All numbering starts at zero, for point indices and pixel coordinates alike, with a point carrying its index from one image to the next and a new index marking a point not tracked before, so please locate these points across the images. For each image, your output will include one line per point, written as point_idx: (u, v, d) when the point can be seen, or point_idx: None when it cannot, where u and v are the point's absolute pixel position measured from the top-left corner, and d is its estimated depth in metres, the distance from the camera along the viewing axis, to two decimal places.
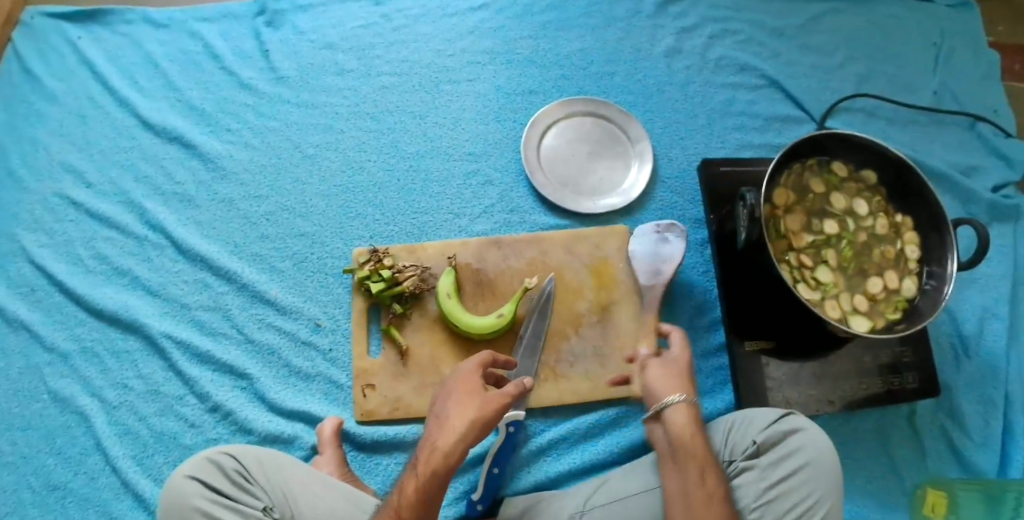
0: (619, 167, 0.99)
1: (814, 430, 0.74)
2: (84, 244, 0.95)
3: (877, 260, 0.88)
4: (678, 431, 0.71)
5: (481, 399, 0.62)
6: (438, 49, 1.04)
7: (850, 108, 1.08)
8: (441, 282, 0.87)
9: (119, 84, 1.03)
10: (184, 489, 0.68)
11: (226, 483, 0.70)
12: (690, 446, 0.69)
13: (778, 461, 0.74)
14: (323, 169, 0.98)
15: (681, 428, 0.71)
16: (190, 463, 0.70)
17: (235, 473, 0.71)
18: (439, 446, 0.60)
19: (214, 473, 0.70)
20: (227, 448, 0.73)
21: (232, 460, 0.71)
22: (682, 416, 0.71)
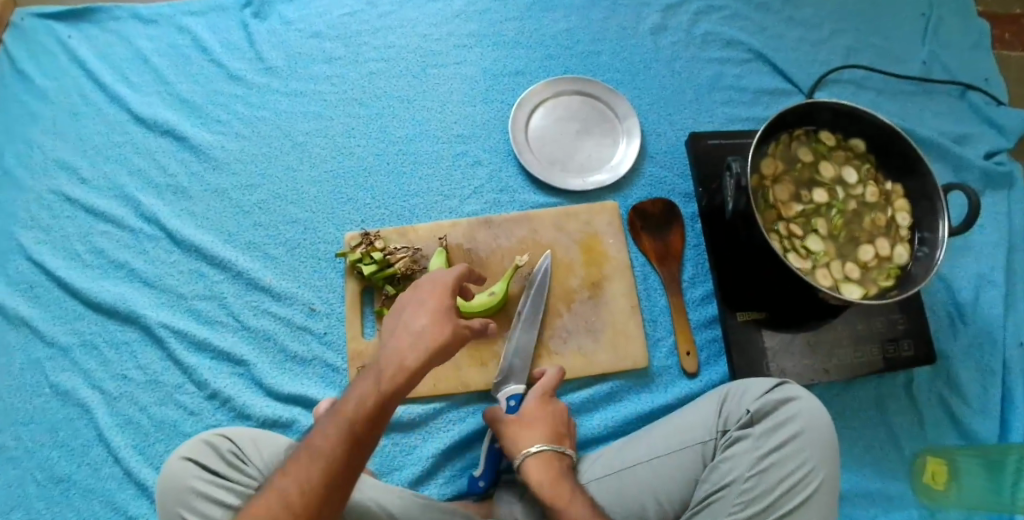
0: (608, 144, 0.99)
1: (810, 399, 0.73)
2: (81, 240, 0.96)
3: (868, 228, 0.88)
4: (546, 474, 0.70)
5: (436, 339, 0.62)
6: (424, 34, 1.05)
7: (838, 80, 1.08)
8: (432, 263, 0.87)
9: (110, 81, 1.03)
10: (180, 470, 0.68)
11: (222, 464, 0.70)
12: (567, 485, 0.69)
13: (772, 430, 0.72)
14: (313, 155, 0.99)
15: (544, 476, 0.71)
16: (187, 445, 0.70)
17: (231, 454, 0.71)
18: (378, 392, 0.58)
19: (211, 455, 0.70)
20: (222, 430, 0.73)
21: (227, 442, 0.72)
22: (547, 459, 0.72)
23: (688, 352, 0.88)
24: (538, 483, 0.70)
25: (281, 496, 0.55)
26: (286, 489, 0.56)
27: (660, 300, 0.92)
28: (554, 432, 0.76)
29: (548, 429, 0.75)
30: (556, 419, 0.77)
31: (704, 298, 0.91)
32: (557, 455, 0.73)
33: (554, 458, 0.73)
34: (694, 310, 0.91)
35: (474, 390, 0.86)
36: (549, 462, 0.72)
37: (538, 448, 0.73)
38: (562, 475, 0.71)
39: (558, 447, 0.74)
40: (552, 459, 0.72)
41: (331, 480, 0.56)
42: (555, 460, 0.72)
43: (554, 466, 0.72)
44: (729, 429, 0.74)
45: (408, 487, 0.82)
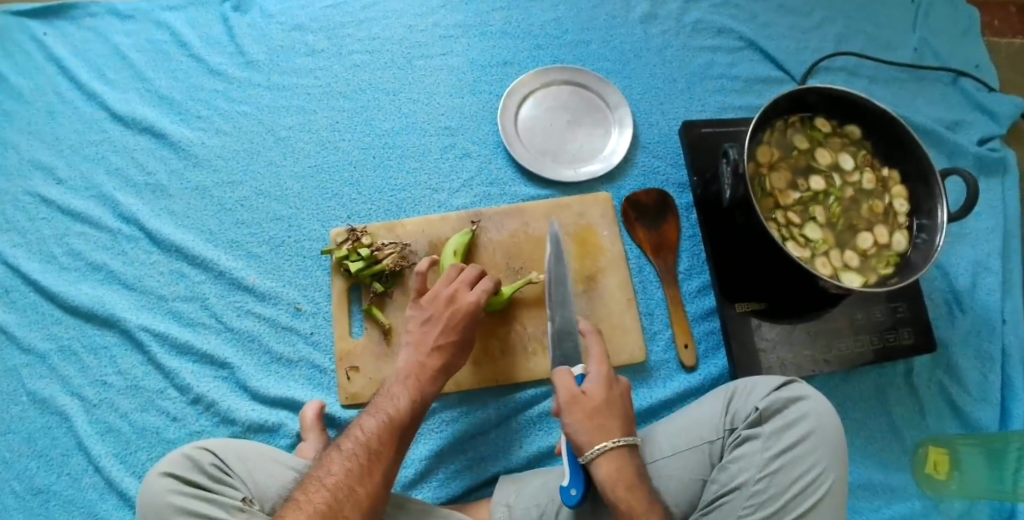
0: (600, 134, 0.97)
1: (817, 398, 0.72)
2: (57, 241, 0.91)
3: (866, 215, 0.86)
4: (621, 473, 0.64)
5: (465, 341, 0.77)
6: (409, 25, 1.02)
7: (830, 68, 1.07)
8: (453, 239, 0.86)
9: (86, 78, 0.99)
10: (161, 486, 0.65)
11: (203, 477, 0.67)
12: (641, 488, 0.64)
13: (782, 430, 0.70)
14: (296, 150, 0.95)
15: (617, 475, 0.64)
16: (167, 459, 0.67)
17: (213, 467, 0.68)
18: (422, 383, 0.74)
19: (191, 469, 0.67)
20: (204, 442, 0.70)
21: (208, 454, 0.68)
22: (624, 457, 0.65)
23: (685, 345, 0.86)
24: (609, 483, 0.63)
25: (341, 493, 0.62)
26: (342, 486, 0.62)
27: (656, 292, 0.89)
28: (626, 420, 0.68)
29: (621, 418, 0.68)
30: (624, 401, 0.70)
31: (701, 289, 0.89)
32: (633, 449, 0.66)
33: (628, 454, 0.66)
34: (690, 302, 0.89)
35: (467, 388, 0.83)
36: (626, 459, 0.65)
37: (620, 443, 0.65)
38: (636, 474, 0.65)
39: (635, 439, 0.67)
40: (628, 455, 0.65)
41: (389, 466, 0.66)
42: (631, 456, 0.65)
43: (628, 464, 0.65)
44: (737, 429, 0.73)
45: (401, 491, 0.80)
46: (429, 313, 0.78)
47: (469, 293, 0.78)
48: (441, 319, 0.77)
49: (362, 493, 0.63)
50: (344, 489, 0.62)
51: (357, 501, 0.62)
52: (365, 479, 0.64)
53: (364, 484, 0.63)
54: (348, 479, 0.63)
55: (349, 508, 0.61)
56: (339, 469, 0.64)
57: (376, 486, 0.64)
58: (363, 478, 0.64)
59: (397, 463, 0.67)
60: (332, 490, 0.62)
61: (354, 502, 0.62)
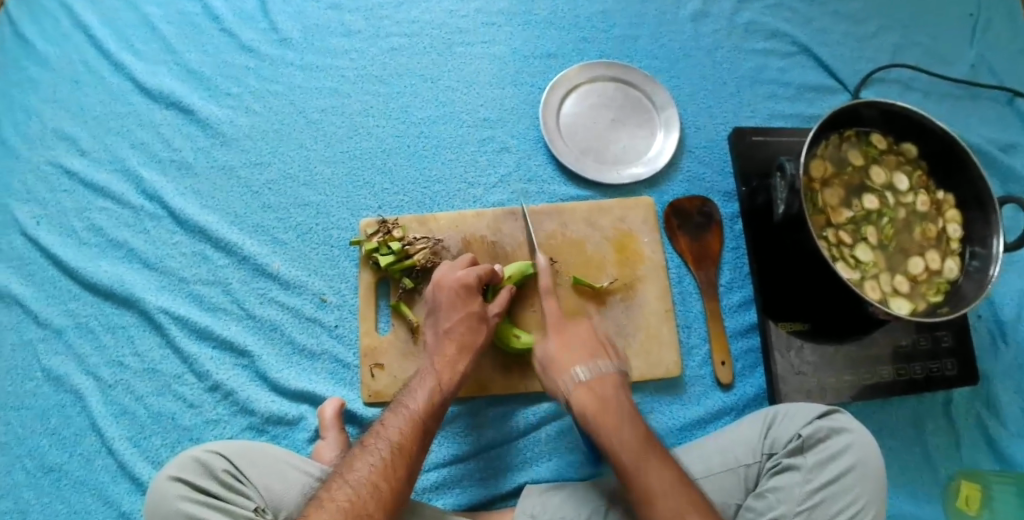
0: (644, 136, 0.93)
1: (861, 431, 0.69)
2: (79, 215, 0.88)
3: (917, 239, 0.83)
4: (592, 402, 0.68)
5: (478, 337, 0.74)
6: (451, 10, 0.97)
7: (885, 79, 1.02)
8: (512, 266, 0.81)
9: (114, 48, 0.95)
10: (167, 491, 0.62)
11: (213, 483, 0.63)
12: (611, 412, 0.67)
13: (824, 463, 0.68)
14: (328, 134, 0.91)
15: (590, 403, 0.68)
16: (175, 462, 0.64)
17: (225, 473, 0.64)
18: (442, 375, 0.71)
19: (201, 474, 0.64)
20: (214, 446, 0.66)
21: (221, 459, 0.65)
22: (589, 387, 0.69)
23: (722, 362, 0.83)
24: (584, 413, 0.68)
25: (364, 489, 0.59)
26: (366, 483, 0.60)
27: (694, 304, 0.86)
28: (591, 354, 0.73)
29: (586, 352, 0.73)
30: (586, 340, 0.74)
31: (742, 304, 0.86)
32: (600, 382, 0.70)
33: (595, 384, 0.70)
34: (729, 318, 0.86)
35: (494, 393, 0.81)
36: (592, 390, 0.69)
37: (581, 375, 0.70)
38: (608, 398, 0.69)
39: (599, 369, 0.71)
40: (595, 384, 0.70)
41: (413, 463, 0.63)
42: (596, 383, 0.70)
43: (598, 392, 0.69)
44: (776, 453, 0.70)
45: (420, 497, 0.77)
46: (438, 302, 0.76)
47: (472, 270, 0.77)
48: (449, 306, 0.75)
49: (387, 490, 0.60)
50: (368, 486, 0.60)
51: (381, 498, 0.59)
52: (389, 474, 0.61)
53: (388, 480, 0.60)
54: (373, 476, 0.60)
55: (373, 505, 0.58)
56: (362, 466, 0.61)
57: (400, 482, 0.61)
58: (386, 473, 0.61)
59: (421, 457, 0.65)
60: (356, 487, 0.59)
61: (378, 499, 0.59)
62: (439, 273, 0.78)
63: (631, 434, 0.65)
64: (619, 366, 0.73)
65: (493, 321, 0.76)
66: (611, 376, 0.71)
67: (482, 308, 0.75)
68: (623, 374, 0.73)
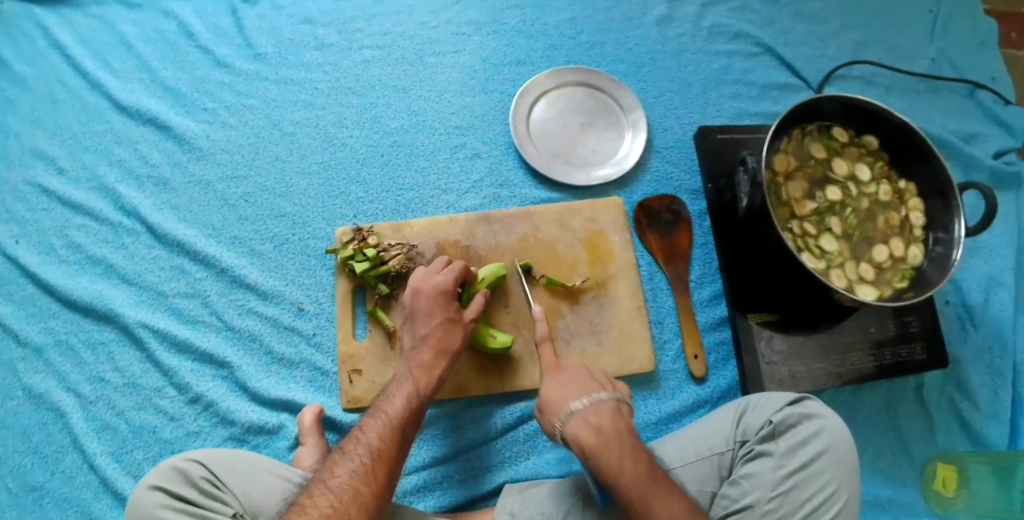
0: (613, 137, 0.95)
1: (831, 416, 0.70)
2: (58, 234, 0.89)
3: (881, 228, 0.85)
4: (589, 434, 0.64)
5: (456, 340, 0.75)
6: (422, 21, 1.00)
7: (848, 75, 1.04)
8: (487, 268, 0.82)
9: (90, 68, 0.97)
10: (146, 500, 0.63)
11: (192, 491, 0.64)
12: (613, 444, 0.63)
13: (795, 448, 0.68)
14: (303, 146, 0.93)
15: (588, 437, 0.64)
16: (155, 472, 0.65)
17: (204, 481, 0.65)
18: (419, 380, 0.72)
19: (180, 481, 0.65)
20: (194, 453, 0.67)
21: (200, 467, 0.66)
22: (585, 418, 0.65)
23: (695, 355, 0.84)
24: (583, 446, 0.64)
25: (346, 495, 0.60)
26: (347, 488, 0.60)
27: (666, 301, 0.88)
28: (585, 386, 0.69)
29: (580, 387, 0.69)
30: (581, 378, 0.71)
31: (713, 298, 0.87)
32: (595, 410, 0.66)
33: (591, 415, 0.66)
34: (702, 312, 0.87)
35: (471, 394, 0.82)
36: (587, 420, 0.65)
37: (576, 407, 0.66)
38: (606, 429, 0.64)
39: (595, 398, 0.67)
40: (590, 416, 0.65)
41: (393, 467, 0.64)
42: (593, 414, 0.65)
43: (594, 423, 0.65)
44: (749, 441, 0.71)
45: (402, 500, 0.78)
46: (416, 307, 0.77)
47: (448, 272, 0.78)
48: (427, 310, 0.76)
49: (368, 494, 0.61)
50: (349, 491, 0.60)
51: (362, 503, 0.60)
52: (370, 480, 0.62)
53: (369, 485, 0.61)
54: (353, 481, 0.61)
55: (355, 509, 0.59)
56: (343, 472, 0.62)
57: (381, 487, 0.62)
58: (367, 478, 0.62)
59: (401, 462, 0.66)
60: (337, 492, 0.60)
61: (360, 503, 0.60)
62: (415, 279, 0.79)
63: (634, 469, 0.61)
64: (614, 392, 0.69)
65: (468, 327, 0.77)
66: (608, 404, 0.67)
67: (459, 310, 0.77)
68: (620, 399, 0.69)
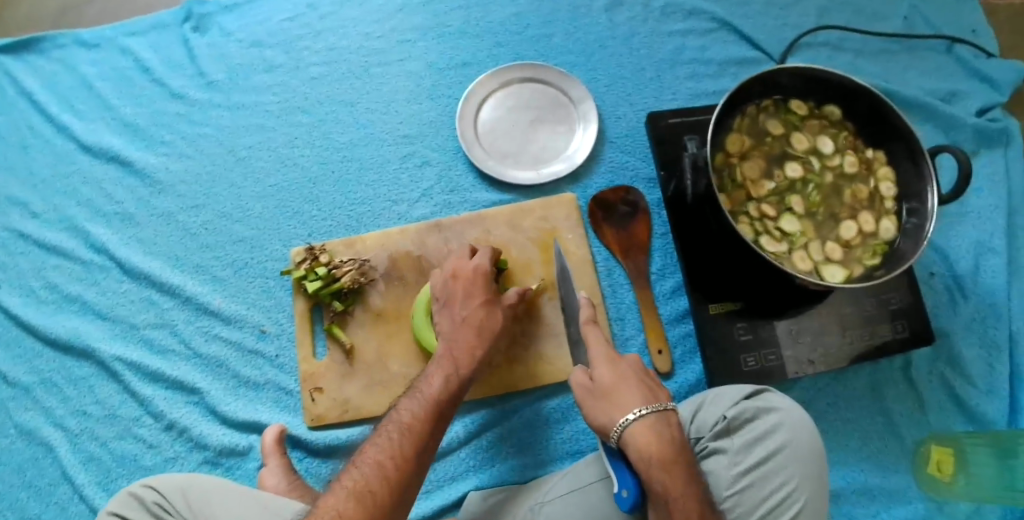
0: (563, 131, 0.93)
1: (791, 409, 0.67)
2: (36, 275, 0.92)
3: (848, 202, 0.81)
4: (655, 444, 0.62)
5: (490, 325, 0.75)
6: (366, 32, 0.99)
7: (812, 43, 0.99)
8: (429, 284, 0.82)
9: (55, 111, 0.98)
10: None
11: (145, 515, 0.67)
12: (675, 461, 0.62)
13: (751, 444, 0.66)
14: (256, 170, 0.94)
15: (656, 448, 0.62)
16: (115, 500, 0.69)
17: (155, 506, 0.68)
18: (458, 363, 0.71)
19: (136, 508, 0.68)
20: (152, 480, 0.71)
21: (152, 492, 0.69)
22: (651, 426, 0.63)
23: (659, 351, 0.82)
24: (649, 455, 0.62)
25: (371, 464, 0.58)
26: (373, 459, 0.59)
27: (626, 295, 0.85)
28: (648, 391, 0.68)
29: (641, 390, 0.67)
30: (642, 378, 0.69)
31: (675, 290, 0.85)
32: (661, 421, 0.64)
33: (658, 425, 0.64)
34: (665, 305, 0.85)
35: None
36: (653, 430, 0.63)
37: (641, 412, 0.64)
38: (670, 443, 0.63)
39: (662, 407, 0.65)
40: (658, 425, 0.64)
41: (424, 443, 0.62)
42: (661, 426, 0.64)
43: (660, 434, 0.63)
44: (703, 437, 0.69)
45: None
46: (451, 294, 0.77)
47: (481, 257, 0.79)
48: (464, 294, 0.76)
49: (392, 466, 0.58)
50: (375, 462, 0.58)
51: (386, 473, 0.58)
52: (399, 451, 0.60)
53: (395, 457, 0.59)
54: (380, 453, 0.59)
55: (378, 480, 0.57)
56: (373, 446, 0.60)
57: (408, 460, 0.60)
58: (393, 451, 0.60)
59: (434, 442, 0.63)
60: (363, 464, 0.59)
61: (385, 474, 0.57)
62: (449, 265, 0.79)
63: (689, 489, 0.61)
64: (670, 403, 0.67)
65: (471, 318, 0.75)
66: (668, 416, 0.65)
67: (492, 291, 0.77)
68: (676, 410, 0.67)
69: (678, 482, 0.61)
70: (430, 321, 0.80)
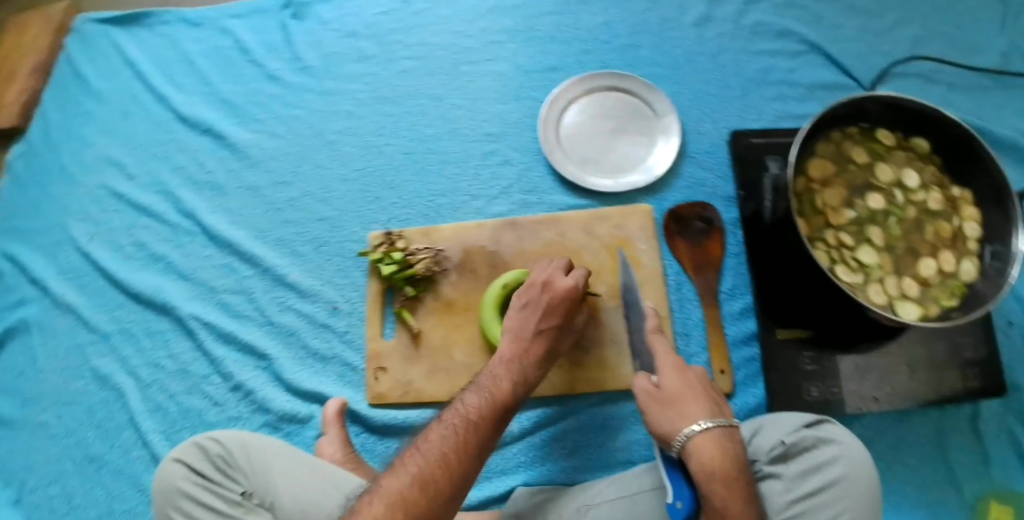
0: (644, 143, 0.93)
1: (851, 443, 0.67)
2: (125, 232, 0.97)
3: (929, 239, 0.79)
4: (720, 459, 0.63)
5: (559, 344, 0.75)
6: (457, 30, 1.01)
7: (903, 73, 0.96)
8: (512, 272, 0.83)
9: (157, 81, 1.04)
10: (170, 470, 0.70)
11: (209, 466, 0.70)
12: (737, 479, 0.63)
13: (806, 473, 0.67)
14: (344, 155, 0.97)
15: (720, 463, 0.63)
16: (180, 448, 0.72)
17: (219, 458, 0.71)
18: (525, 367, 0.71)
19: (201, 458, 0.71)
20: (217, 433, 0.73)
21: (217, 445, 0.72)
22: (718, 441, 0.64)
23: (722, 371, 0.82)
24: (713, 468, 0.63)
25: (433, 458, 0.60)
26: (436, 453, 0.60)
27: (694, 312, 0.85)
28: (715, 406, 0.68)
29: (711, 405, 0.68)
30: (710, 392, 0.70)
31: (743, 312, 0.84)
32: (727, 437, 0.65)
33: (724, 440, 0.65)
34: (732, 326, 0.84)
35: None
36: (719, 444, 0.64)
37: (710, 426, 0.65)
38: (733, 461, 0.64)
39: (728, 424, 0.66)
40: (723, 441, 0.65)
41: (486, 440, 0.63)
42: (727, 442, 0.65)
43: (727, 451, 0.64)
44: (759, 461, 0.69)
45: None
46: (535, 299, 0.75)
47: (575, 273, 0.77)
48: (549, 307, 0.74)
49: (454, 461, 0.60)
50: (437, 456, 0.60)
51: (447, 468, 0.60)
52: (461, 447, 0.61)
53: (456, 452, 0.60)
54: (442, 447, 0.61)
55: (440, 474, 0.59)
56: (436, 438, 0.62)
57: (468, 457, 0.61)
58: (455, 447, 0.61)
59: (494, 440, 0.64)
60: (426, 456, 0.60)
61: (446, 469, 0.59)
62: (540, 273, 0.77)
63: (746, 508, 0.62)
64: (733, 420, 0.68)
65: (545, 334, 0.74)
66: (732, 432, 0.66)
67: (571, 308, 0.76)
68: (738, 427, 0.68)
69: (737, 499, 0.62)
70: (498, 318, 0.81)
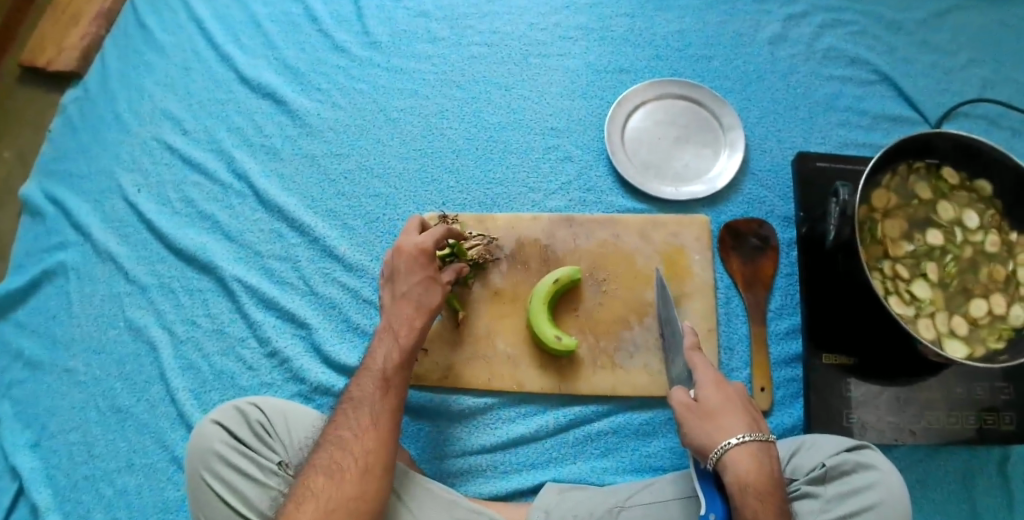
0: (707, 155, 0.93)
1: (890, 471, 0.67)
2: (174, 188, 0.96)
3: (982, 280, 0.79)
4: (755, 473, 0.61)
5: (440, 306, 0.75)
6: (530, 23, 1.01)
7: (970, 113, 0.96)
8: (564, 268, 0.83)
9: (222, 41, 1.04)
10: (207, 432, 0.69)
11: (248, 432, 0.70)
12: (772, 494, 0.60)
13: (844, 496, 0.66)
14: (404, 133, 0.96)
15: (754, 476, 0.60)
16: (218, 410, 0.71)
17: (258, 425, 0.70)
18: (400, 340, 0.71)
19: (240, 423, 0.71)
20: (256, 398, 0.73)
21: (256, 411, 0.71)
22: (754, 453, 0.61)
23: (762, 388, 0.82)
24: (747, 481, 0.60)
25: (362, 440, 0.63)
26: (362, 435, 0.63)
27: (740, 327, 0.85)
28: (749, 418, 0.66)
29: (742, 416, 0.65)
30: (746, 405, 0.67)
31: (789, 332, 0.85)
32: (763, 451, 0.63)
33: (760, 453, 0.62)
34: (776, 345, 0.85)
35: (528, 390, 0.83)
36: (755, 458, 0.62)
37: (745, 437, 0.62)
38: (768, 476, 0.61)
39: (765, 437, 0.63)
40: (759, 455, 0.62)
41: (391, 419, 0.65)
42: (763, 456, 0.62)
43: (762, 465, 0.61)
44: (797, 480, 0.69)
45: (446, 481, 0.79)
46: (396, 267, 0.76)
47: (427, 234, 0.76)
48: (406, 269, 0.75)
49: (372, 442, 0.63)
50: (361, 438, 0.63)
51: (370, 448, 0.62)
52: (375, 430, 0.63)
53: (377, 435, 0.63)
54: (366, 430, 0.63)
55: (371, 453, 0.62)
56: (355, 421, 0.64)
57: (384, 439, 0.63)
58: (375, 430, 0.63)
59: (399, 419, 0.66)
60: (357, 437, 0.63)
61: (365, 448, 0.62)
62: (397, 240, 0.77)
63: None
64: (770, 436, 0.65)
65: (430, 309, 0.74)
66: (768, 447, 0.64)
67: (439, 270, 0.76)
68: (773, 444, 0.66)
69: (771, 515, 0.59)
70: (545, 308, 0.81)
